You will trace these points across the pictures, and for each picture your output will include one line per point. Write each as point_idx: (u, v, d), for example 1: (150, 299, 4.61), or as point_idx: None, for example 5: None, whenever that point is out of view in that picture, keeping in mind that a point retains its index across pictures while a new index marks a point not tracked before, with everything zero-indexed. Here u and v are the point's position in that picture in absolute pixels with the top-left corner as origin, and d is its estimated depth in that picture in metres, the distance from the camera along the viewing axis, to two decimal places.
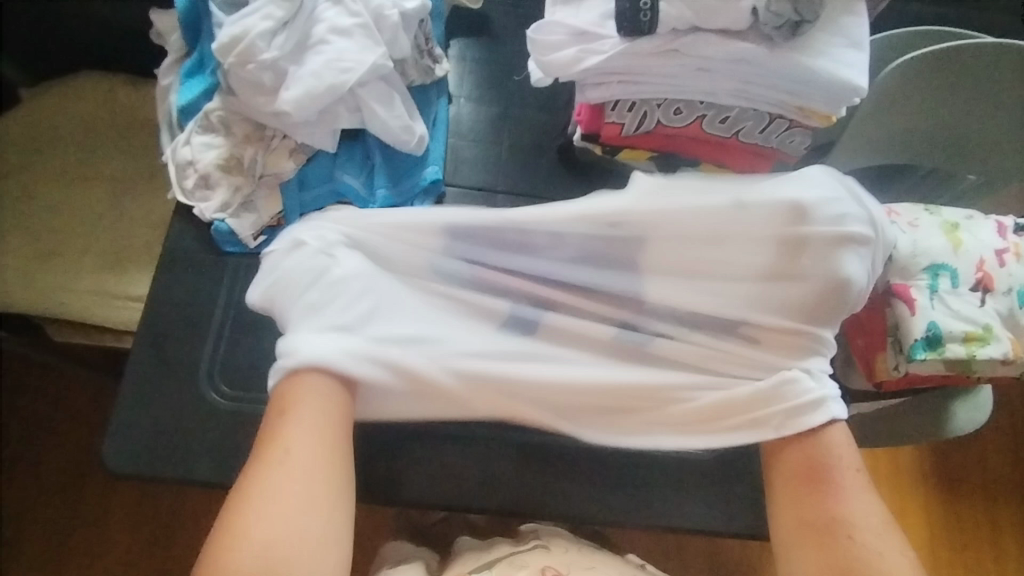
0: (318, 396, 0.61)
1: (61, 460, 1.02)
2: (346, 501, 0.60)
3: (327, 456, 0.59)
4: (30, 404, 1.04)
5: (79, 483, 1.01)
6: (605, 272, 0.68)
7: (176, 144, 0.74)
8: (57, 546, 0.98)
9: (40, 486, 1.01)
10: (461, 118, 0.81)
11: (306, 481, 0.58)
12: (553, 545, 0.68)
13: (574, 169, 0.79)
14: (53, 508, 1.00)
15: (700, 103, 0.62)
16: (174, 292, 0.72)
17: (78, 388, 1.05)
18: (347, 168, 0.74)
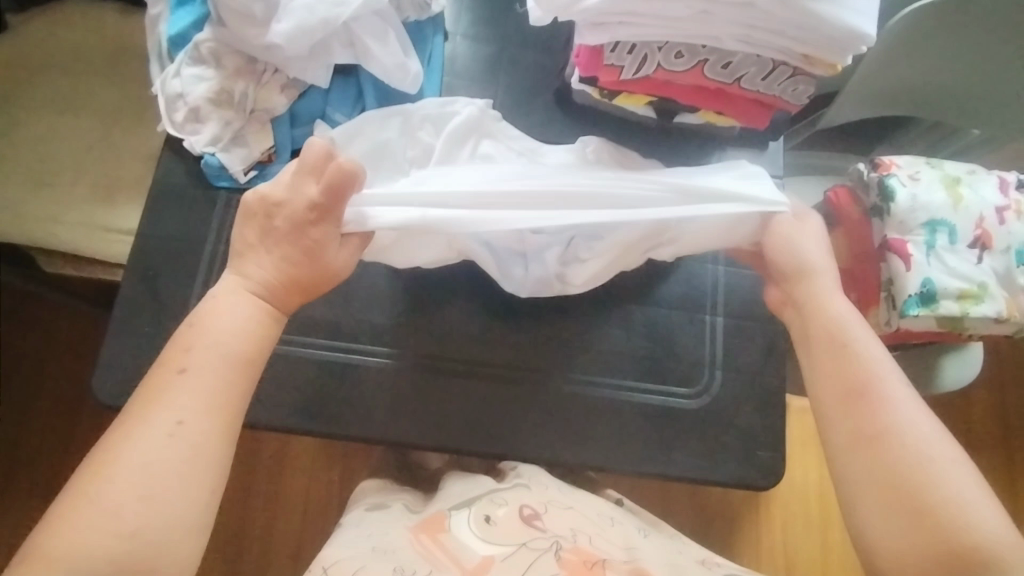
0: (242, 335, 0.54)
1: (58, 389, 1.04)
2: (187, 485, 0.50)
3: (221, 414, 0.52)
4: (26, 334, 1.06)
5: (76, 415, 1.03)
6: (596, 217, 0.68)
7: (164, 76, 0.71)
8: (56, 472, 1.01)
9: (38, 416, 1.03)
10: (457, 57, 0.79)
11: (198, 438, 0.51)
12: (534, 482, 0.69)
13: (570, 113, 0.78)
14: (52, 435, 1.02)
15: (702, 47, 0.60)
16: (164, 227, 0.72)
17: (73, 320, 1.06)
18: (339, 106, 0.73)
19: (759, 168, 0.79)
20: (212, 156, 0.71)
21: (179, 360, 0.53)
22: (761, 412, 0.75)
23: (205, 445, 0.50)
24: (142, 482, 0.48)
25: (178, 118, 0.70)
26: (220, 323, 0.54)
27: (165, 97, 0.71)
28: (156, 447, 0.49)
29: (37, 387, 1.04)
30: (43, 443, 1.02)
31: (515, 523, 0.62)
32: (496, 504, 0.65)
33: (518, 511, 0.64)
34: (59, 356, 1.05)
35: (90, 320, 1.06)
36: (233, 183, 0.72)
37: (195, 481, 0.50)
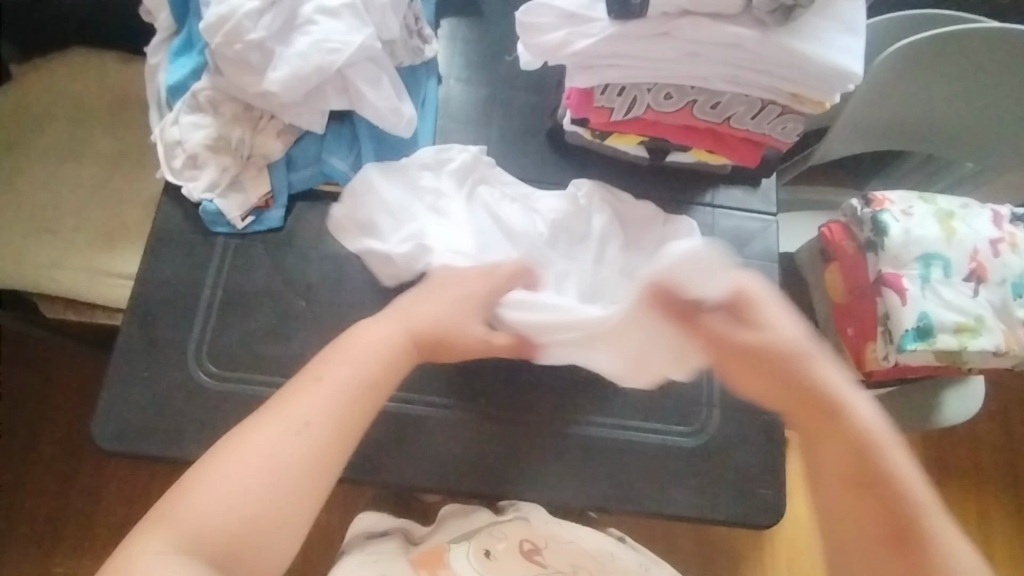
0: (376, 349, 0.57)
1: (54, 434, 1.03)
2: (272, 482, 0.49)
3: (343, 434, 0.53)
4: (22, 378, 1.05)
5: (69, 463, 1.02)
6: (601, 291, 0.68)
7: (163, 124, 0.72)
8: (52, 519, 1.00)
9: (31, 462, 1.01)
10: (452, 99, 0.80)
11: (310, 457, 0.51)
12: (533, 515, 0.70)
13: (563, 152, 0.79)
14: (46, 480, 1.01)
15: (690, 88, 0.61)
16: (162, 271, 0.72)
17: (70, 363, 1.06)
18: (335, 150, 0.74)
19: (753, 205, 0.79)
20: (211, 202, 0.71)
21: (288, 391, 0.54)
22: (762, 448, 0.74)
23: (286, 470, 0.50)
24: (227, 501, 0.48)
25: (176, 165, 0.72)
26: (350, 352, 0.56)
27: (164, 144, 0.72)
28: (277, 451, 0.50)
29: (29, 434, 1.03)
30: (37, 491, 1.00)
31: (516, 558, 0.66)
32: (497, 538, 0.67)
33: (518, 546, 0.67)
34: (53, 403, 1.04)
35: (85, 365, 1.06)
36: (231, 228, 0.73)
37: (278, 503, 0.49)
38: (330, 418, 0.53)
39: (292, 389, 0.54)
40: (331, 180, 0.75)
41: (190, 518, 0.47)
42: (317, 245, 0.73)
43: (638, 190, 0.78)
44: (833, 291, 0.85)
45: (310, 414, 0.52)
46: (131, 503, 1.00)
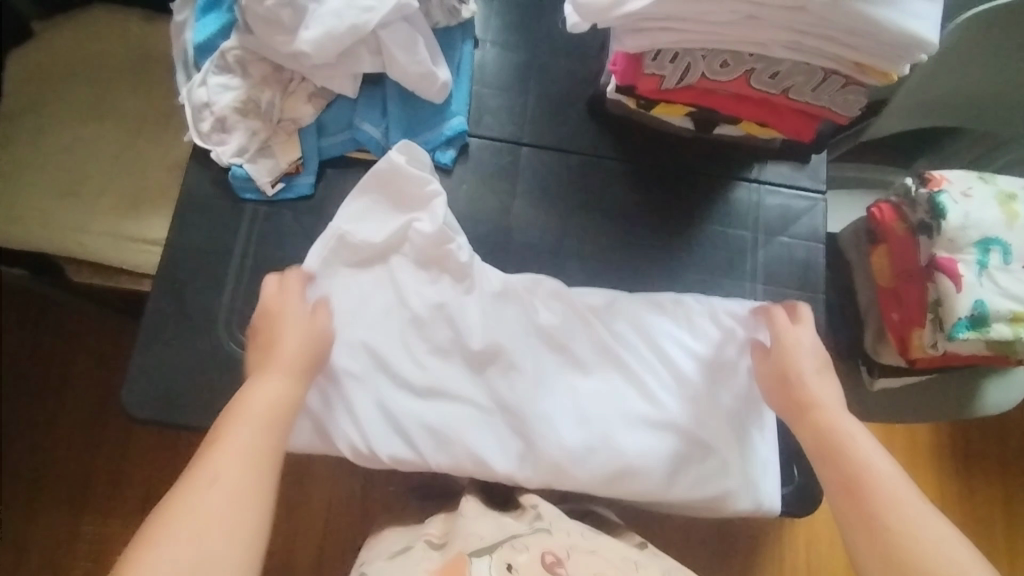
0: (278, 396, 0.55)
1: (81, 394, 1.03)
2: (228, 509, 0.48)
3: (263, 471, 0.51)
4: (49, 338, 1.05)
5: (96, 418, 1.03)
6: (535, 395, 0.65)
7: (191, 85, 0.69)
8: (80, 478, 1.01)
9: (60, 422, 1.03)
10: (487, 64, 0.77)
11: (254, 464, 0.51)
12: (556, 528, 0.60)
13: (605, 123, 0.75)
14: (74, 438, 1.02)
15: (749, 56, 0.57)
16: (190, 238, 0.70)
17: (93, 326, 1.05)
18: (367, 115, 0.71)
19: (799, 181, 0.76)
20: (239, 167, 0.69)
21: (218, 431, 0.53)
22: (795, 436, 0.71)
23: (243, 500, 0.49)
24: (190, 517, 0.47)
25: (204, 129, 0.69)
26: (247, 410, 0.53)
27: (192, 107, 0.69)
28: (205, 493, 0.48)
29: (58, 389, 1.04)
30: (66, 451, 1.02)
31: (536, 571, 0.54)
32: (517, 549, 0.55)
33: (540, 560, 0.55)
34: (79, 358, 1.05)
35: (108, 326, 1.06)
36: (260, 195, 0.70)
37: (240, 499, 0.49)
38: (268, 401, 0.55)
39: (220, 428, 0.52)
40: (361, 147, 0.71)
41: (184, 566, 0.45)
42: None
43: (679, 169, 0.75)
44: (880, 274, 0.81)
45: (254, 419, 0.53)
46: (155, 464, 1.01)
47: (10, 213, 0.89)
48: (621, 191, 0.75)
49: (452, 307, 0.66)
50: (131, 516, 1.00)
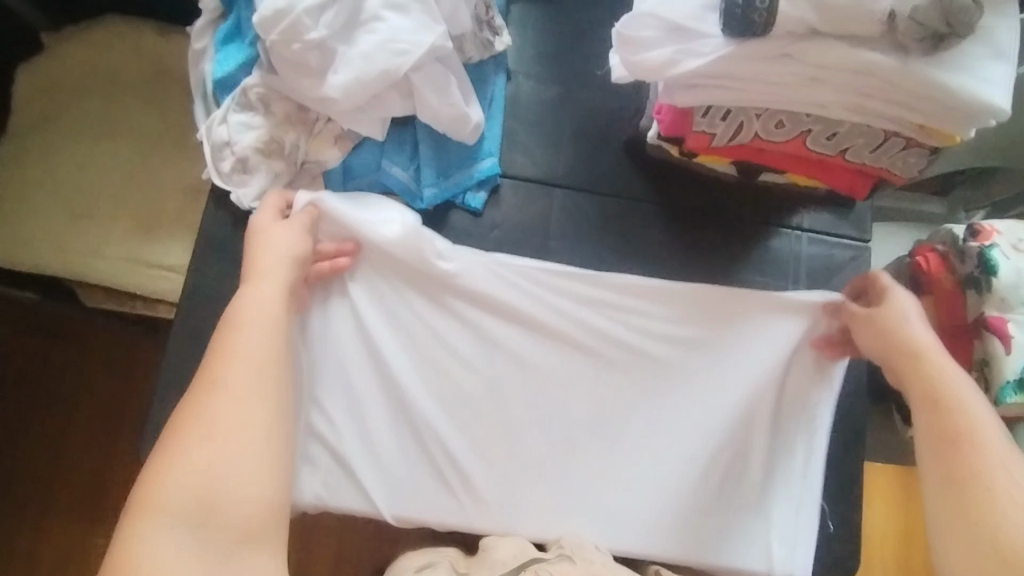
0: (273, 317, 0.54)
1: (88, 415, 1.01)
2: (251, 423, 0.48)
3: (272, 372, 0.51)
4: (55, 358, 1.02)
5: (104, 436, 1.00)
6: (569, 450, 0.66)
7: (211, 122, 0.66)
8: (87, 502, 0.98)
9: (68, 445, 1.00)
10: (520, 98, 0.73)
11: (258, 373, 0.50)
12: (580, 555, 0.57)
13: (643, 164, 0.72)
14: (81, 462, 1.00)
15: (807, 116, 0.54)
16: (210, 281, 0.67)
17: (101, 345, 1.03)
18: (395, 158, 0.67)
19: (843, 230, 0.73)
20: None
21: (220, 340, 0.52)
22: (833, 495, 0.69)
23: (257, 403, 0.49)
24: (208, 425, 0.47)
25: (224, 168, 0.66)
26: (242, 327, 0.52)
27: (212, 145, 0.66)
28: (211, 399, 0.48)
29: (63, 409, 1.01)
30: (73, 476, 0.99)
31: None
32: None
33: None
34: (87, 380, 1.02)
35: (116, 346, 1.03)
36: None
37: (250, 409, 0.48)
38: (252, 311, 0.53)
39: (221, 341, 0.52)
40: (389, 191, 0.68)
41: (196, 472, 0.45)
42: None
43: (719, 215, 0.72)
44: None
45: (257, 328, 0.53)
46: None
47: (20, 238, 0.86)
48: (656, 234, 0.71)
49: (494, 360, 0.67)
50: None
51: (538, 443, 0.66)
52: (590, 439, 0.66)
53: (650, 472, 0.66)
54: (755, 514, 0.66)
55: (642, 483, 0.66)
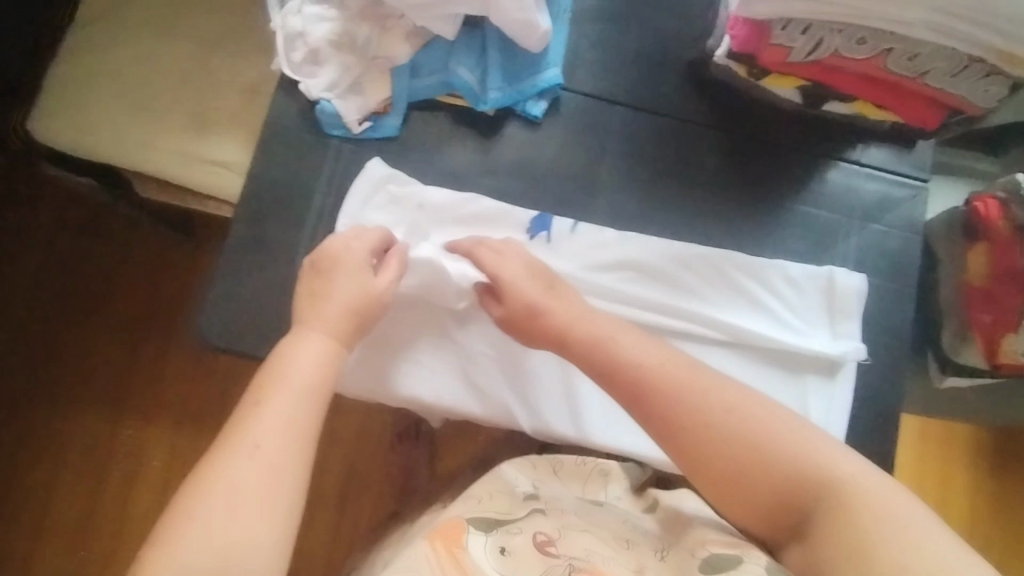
0: (313, 381, 0.53)
1: (130, 304, 1.06)
2: (279, 505, 0.46)
3: (301, 448, 0.49)
4: (102, 247, 1.07)
5: (144, 330, 1.05)
6: (626, 345, 0.65)
7: (284, 13, 0.67)
8: (126, 385, 1.04)
9: (110, 330, 1.05)
10: (586, 12, 0.72)
11: (283, 452, 0.48)
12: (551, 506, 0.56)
13: (706, 86, 0.71)
14: (121, 347, 1.05)
15: (890, 34, 0.54)
16: (273, 169, 0.69)
17: (144, 240, 1.07)
18: (463, 59, 0.68)
19: (902, 167, 0.72)
20: (328, 102, 0.67)
21: (254, 399, 0.51)
22: (873, 437, 0.68)
23: (285, 476, 0.48)
24: (235, 498, 0.45)
25: (295, 59, 0.67)
26: (268, 410, 0.50)
27: (285, 35, 0.67)
28: (236, 466, 0.47)
29: (107, 295, 1.06)
30: (114, 360, 1.04)
31: (530, 556, 0.50)
32: (511, 533, 0.52)
33: (531, 539, 0.51)
34: (130, 270, 1.06)
35: (159, 241, 1.07)
36: (346, 133, 0.69)
37: (279, 489, 0.47)
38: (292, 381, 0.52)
39: (243, 415, 0.50)
40: (453, 91, 0.69)
41: (221, 544, 0.43)
42: (433, 162, 0.69)
43: (770, 143, 0.71)
44: (973, 271, 0.77)
45: (293, 402, 0.51)
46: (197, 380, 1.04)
47: (83, 128, 0.87)
48: (713, 158, 0.70)
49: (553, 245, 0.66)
50: (171, 428, 1.03)
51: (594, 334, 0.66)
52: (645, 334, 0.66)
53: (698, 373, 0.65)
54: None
55: None
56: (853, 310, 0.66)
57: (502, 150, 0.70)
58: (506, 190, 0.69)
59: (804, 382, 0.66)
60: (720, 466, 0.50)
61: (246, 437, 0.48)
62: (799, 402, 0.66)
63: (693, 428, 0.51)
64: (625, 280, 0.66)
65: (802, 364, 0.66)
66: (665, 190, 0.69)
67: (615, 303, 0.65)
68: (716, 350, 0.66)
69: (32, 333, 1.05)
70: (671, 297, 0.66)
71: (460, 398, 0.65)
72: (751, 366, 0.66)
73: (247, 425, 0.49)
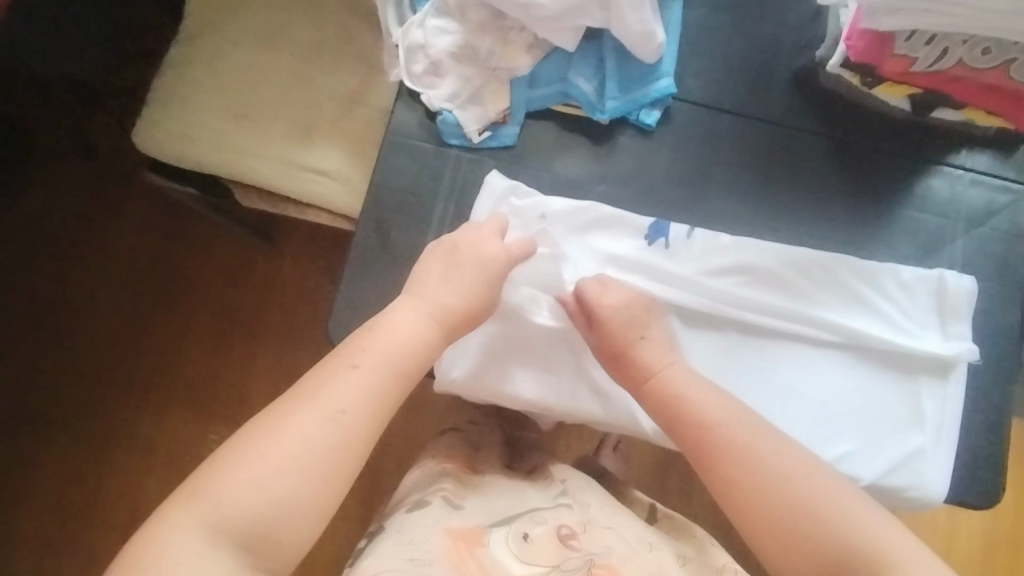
0: (404, 358, 0.56)
1: (217, 305, 1.09)
2: (333, 468, 0.51)
3: (371, 420, 0.53)
4: (189, 250, 1.10)
5: (229, 331, 1.09)
6: (741, 349, 0.68)
7: (408, 26, 0.70)
8: (213, 383, 1.08)
9: (199, 330, 1.09)
10: (692, 23, 0.75)
11: (345, 437, 0.51)
12: (577, 503, 0.62)
13: (812, 95, 0.73)
14: (207, 347, 1.08)
15: (1014, 44, 0.57)
16: (394, 177, 0.72)
17: (230, 244, 1.10)
18: (581, 70, 0.71)
19: (1006, 172, 0.73)
20: (449, 113, 0.70)
21: (342, 360, 0.54)
22: (982, 437, 0.69)
23: (348, 443, 0.52)
24: (296, 452, 0.50)
25: (416, 71, 0.70)
26: (352, 376, 0.53)
27: (407, 47, 0.70)
28: (303, 425, 0.51)
29: (195, 296, 1.10)
30: (202, 361, 1.08)
31: (552, 546, 0.56)
32: (535, 522, 0.58)
33: (554, 531, 0.57)
34: (217, 273, 1.10)
35: (247, 246, 1.10)
36: (465, 142, 0.71)
37: (338, 453, 0.51)
38: (378, 365, 0.55)
39: (328, 372, 0.54)
40: (570, 101, 0.72)
41: (274, 487, 0.49)
42: (549, 169, 0.72)
43: (874, 151, 0.72)
44: None
45: (375, 372, 0.54)
46: (282, 378, 1.07)
47: (185, 136, 0.87)
48: (821, 165, 0.72)
49: (667, 251, 0.68)
50: None
51: (710, 339, 0.68)
52: (759, 338, 0.68)
53: (812, 377, 0.67)
54: (886, 435, 0.67)
55: (806, 391, 0.67)
56: (964, 310, 0.67)
57: (616, 159, 0.72)
58: (620, 197, 0.72)
59: (916, 384, 0.67)
60: (758, 514, 0.54)
61: (326, 397, 0.52)
62: (913, 405, 0.67)
63: (747, 485, 0.55)
64: (738, 284, 0.68)
65: (917, 366, 0.67)
66: (771, 200, 0.72)
67: (730, 307, 0.67)
68: (830, 353, 0.68)
69: (124, 337, 1.09)
70: (783, 300, 0.68)
71: (580, 401, 0.67)
72: (862, 368, 0.67)
73: (331, 385, 0.53)
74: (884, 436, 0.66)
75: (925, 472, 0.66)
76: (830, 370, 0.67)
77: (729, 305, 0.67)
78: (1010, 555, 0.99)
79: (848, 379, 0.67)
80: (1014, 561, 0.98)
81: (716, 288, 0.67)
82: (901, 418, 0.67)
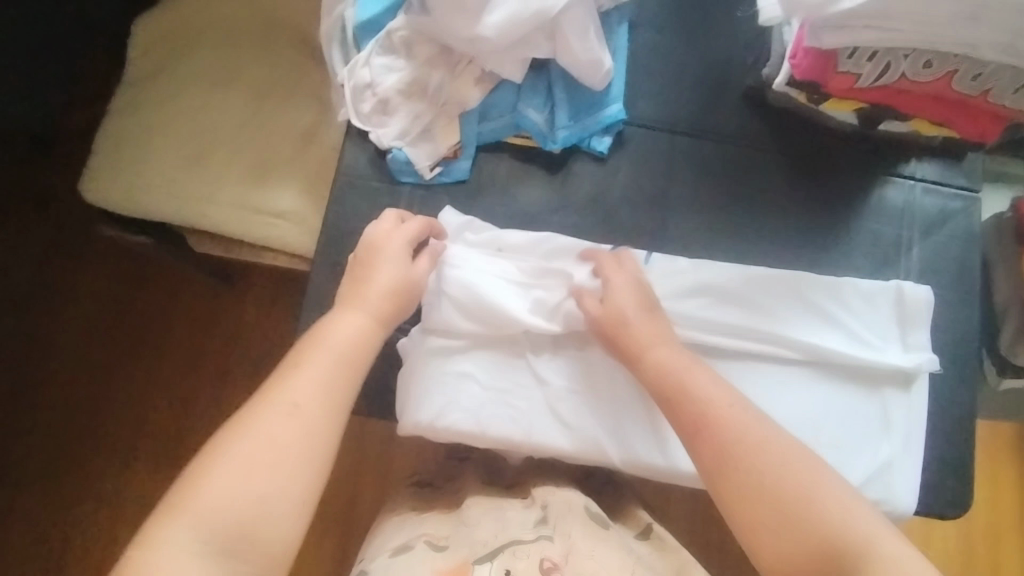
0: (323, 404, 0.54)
1: (180, 354, 1.06)
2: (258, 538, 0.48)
3: (300, 476, 0.51)
4: (148, 299, 1.07)
5: (193, 380, 1.05)
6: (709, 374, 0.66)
7: (352, 65, 0.69)
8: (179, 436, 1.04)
9: (161, 381, 1.05)
10: (640, 47, 0.75)
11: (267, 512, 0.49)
12: (560, 530, 0.59)
13: (761, 113, 0.74)
14: (171, 398, 1.05)
15: (955, 56, 0.57)
16: (348, 217, 0.70)
17: (191, 291, 1.08)
18: (530, 100, 0.70)
19: (956, 180, 0.74)
20: (400, 150, 0.69)
21: (260, 413, 0.52)
22: (955, 443, 0.69)
23: (274, 505, 0.49)
24: (220, 524, 0.47)
25: (364, 109, 0.69)
26: (272, 429, 0.51)
27: (354, 86, 0.69)
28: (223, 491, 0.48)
29: (156, 347, 1.06)
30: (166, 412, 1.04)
31: None
32: (517, 557, 0.56)
33: (537, 566, 0.55)
34: (178, 321, 1.07)
35: (207, 292, 1.08)
36: (418, 178, 0.70)
37: (264, 519, 0.49)
38: (311, 417, 0.53)
39: (247, 426, 0.51)
40: (522, 131, 0.71)
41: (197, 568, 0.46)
42: (505, 201, 0.71)
43: (826, 166, 0.73)
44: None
45: (297, 423, 0.52)
46: None
47: (133, 185, 0.85)
48: (776, 182, 0.72)
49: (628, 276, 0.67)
50: None
51: None
52: (727, 361, 0.67)
53: (782, 398, 0.66)
54: (858, 449, 0.66)
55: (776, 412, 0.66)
56: (924, 319, 0.68)
57: (571, 187, 0.71)
58: (578, 226, 0.71)
59: (882, 395, 0.67)
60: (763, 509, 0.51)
61: (248, 457, 0.50)
62: (881, 416, 0.66)
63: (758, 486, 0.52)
64: (703, 306, 0.67)
65: (883, 378, 0.67)
66: (727, 219, 0.71)
67: (695, 331, 0.66)
68: (797, 369, 0.67)
69: (83, 393, 1.05)
70: (749, 320, 0.67)
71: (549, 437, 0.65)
72: (829, 383, 0.67)
73: (251, 445, 0.50)
74: (856, 450, 0.66)
75: (898, 483, 0.65)
76: (800, 389, 0.67)
77: (696, 328, 0.66)
78: (993, 554, 0.99)
79: (816, 396, 0.67)
80: (996, 561, 0.98)
81: (681, 312, 0.66)
82: (871, 430, 0.66)
